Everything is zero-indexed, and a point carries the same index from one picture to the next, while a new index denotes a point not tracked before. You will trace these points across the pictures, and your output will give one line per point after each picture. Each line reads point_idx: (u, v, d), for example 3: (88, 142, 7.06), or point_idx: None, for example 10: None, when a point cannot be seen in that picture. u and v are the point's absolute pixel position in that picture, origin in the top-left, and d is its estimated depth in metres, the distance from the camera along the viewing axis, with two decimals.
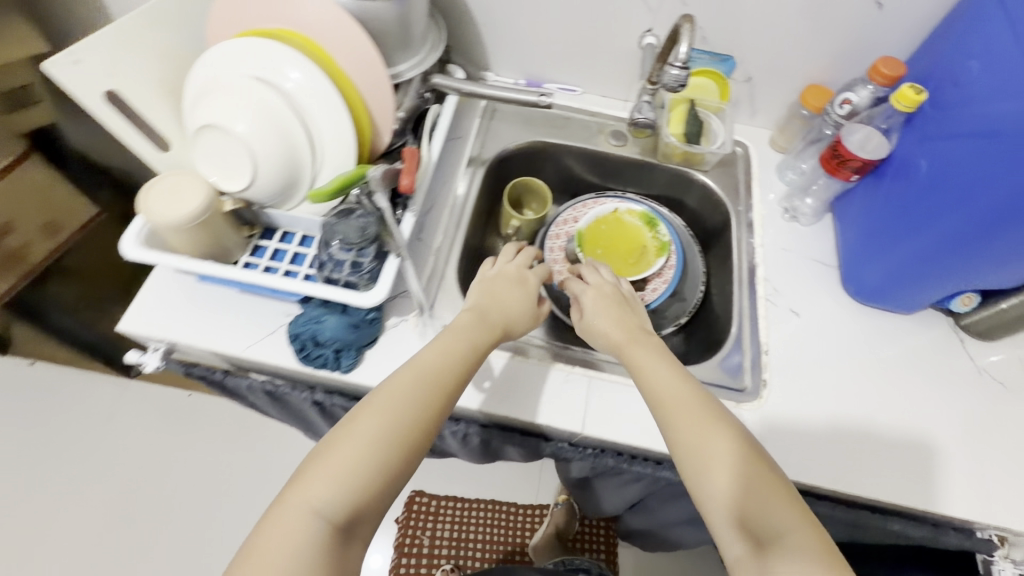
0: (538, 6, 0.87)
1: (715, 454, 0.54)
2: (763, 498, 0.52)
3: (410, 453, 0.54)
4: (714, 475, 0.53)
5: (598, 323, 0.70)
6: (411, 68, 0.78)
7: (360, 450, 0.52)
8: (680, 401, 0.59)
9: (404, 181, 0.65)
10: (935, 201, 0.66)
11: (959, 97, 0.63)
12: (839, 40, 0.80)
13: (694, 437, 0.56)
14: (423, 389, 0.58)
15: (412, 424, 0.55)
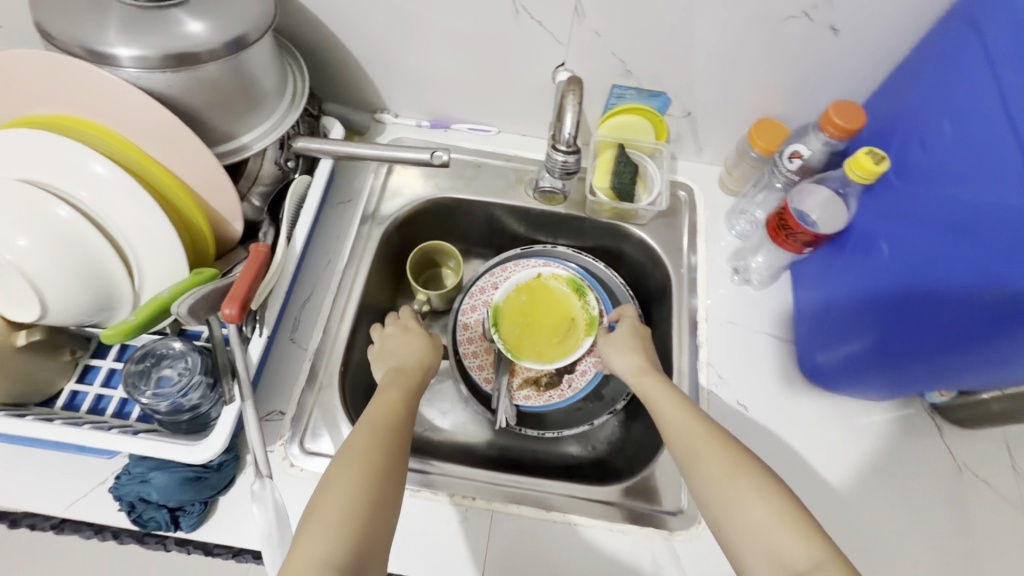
0: (427, 40, 0.71)
1: (736, 476, 0.49)
2: (786, 503, 0.46)
3: (385, 487, 0.47)
4: (741, 499, 0.47)
5: (615, 358, 0.68)
6: (260, 138, 0.63)
7: (343, 497, 0.45)
8: (682, 433, 0.54)
9: (225, 310, 0.50)
10: (899, 285, 0.54)
11: (925, 165, 0.52)
12: (789, 72, 0.66)
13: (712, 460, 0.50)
14: (383, 431, 0.52)
15: (384, 461, 0.49)
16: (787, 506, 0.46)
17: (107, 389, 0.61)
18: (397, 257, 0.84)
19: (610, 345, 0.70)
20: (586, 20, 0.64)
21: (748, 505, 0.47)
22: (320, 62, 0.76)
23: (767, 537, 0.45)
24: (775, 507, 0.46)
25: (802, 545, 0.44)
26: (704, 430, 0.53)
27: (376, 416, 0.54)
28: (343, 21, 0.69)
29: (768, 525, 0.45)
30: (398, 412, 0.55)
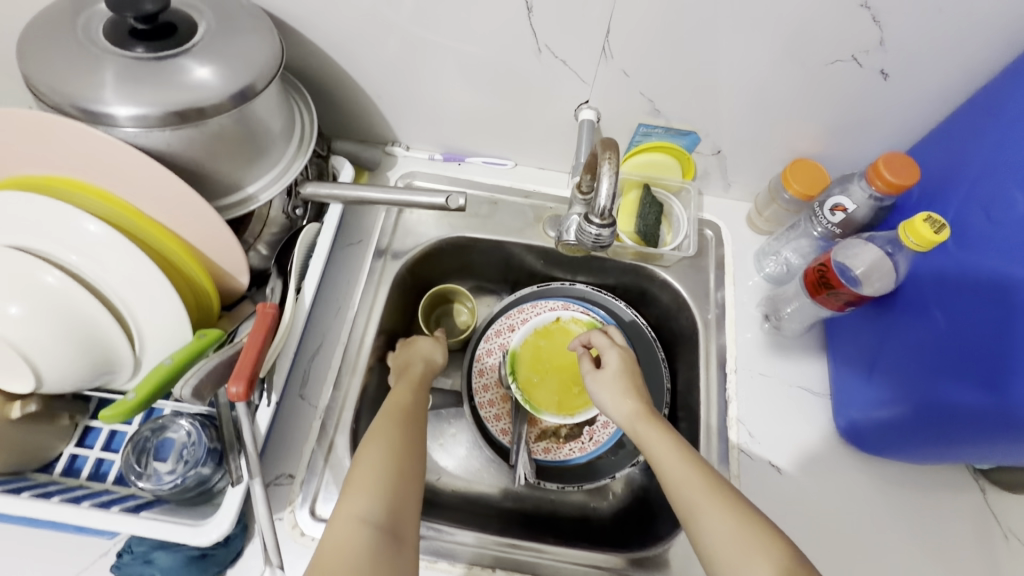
0: (442, 75, 0.67)
1: (731, 529, 0.45)
2: (786, 554, 0.43)
3: (410, 461, 0.51)
4: (739, 549, 0.44)
5: (610, 400, 0.60)
6: (266, 189, 0.59)
7: (379, 465, 0.49)
8: (673, 474, 0.50)
9: (231, 389, 0.47)
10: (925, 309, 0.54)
11: (987, 236, 0.49)
12: (830, 114, 0.62)
13: (701, 503, 0.47)
14: (405, 415, 0.55)
15: (409, 440, 0.53)
16: (786, 556, 0.43)
17: (109, 453, 0.58)
18: (410, 297, 0.80)
19: (600, 379, 0.62)
20: (613, 59, 0.60)
21: (744, 561, 0.43)
22: (328, 96, 0.72)
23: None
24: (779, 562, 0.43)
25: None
26: (693, 468, 0.50)
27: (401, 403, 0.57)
28: (355, 56, 0.66)
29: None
30: (414, 396, 0.59)
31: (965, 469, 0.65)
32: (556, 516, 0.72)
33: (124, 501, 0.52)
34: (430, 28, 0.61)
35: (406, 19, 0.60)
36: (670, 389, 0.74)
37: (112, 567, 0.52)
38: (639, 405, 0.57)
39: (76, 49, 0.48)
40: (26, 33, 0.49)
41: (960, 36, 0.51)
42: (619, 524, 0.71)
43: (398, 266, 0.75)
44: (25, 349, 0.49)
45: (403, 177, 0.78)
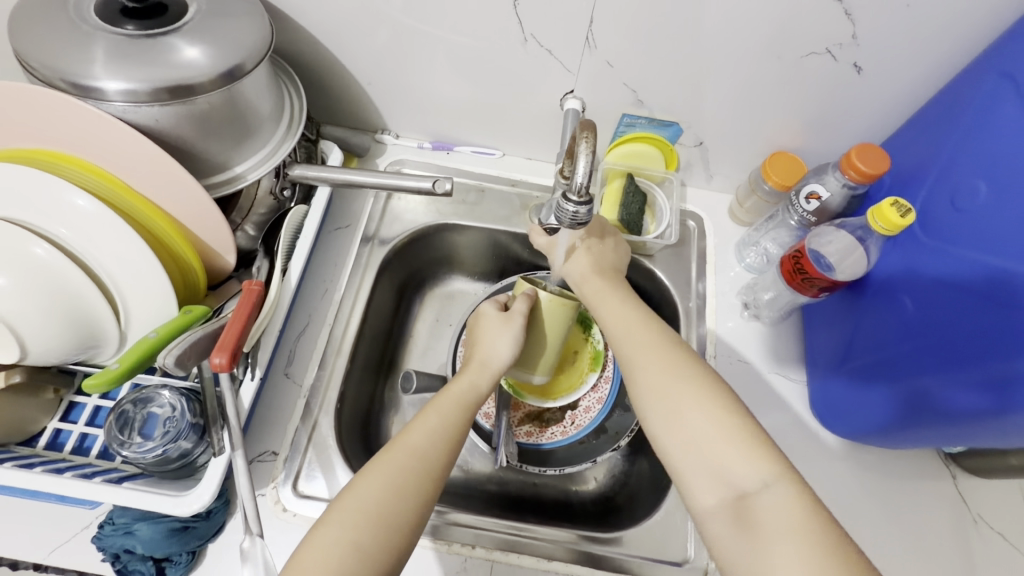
0: (431, 65, 0.68)
1: (686, 398, 0.49)
2: (737, 416, 0.48)
3: (381, 547, 0.45)
4: (690, 414, 0.49)
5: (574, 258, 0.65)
6: (255, 168, 0.60)
7: (340, 540, 0.44)
8: (635, 349, 0.55)
9: (214, 360, 0.47)
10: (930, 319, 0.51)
11: (957, 225, 0.50)
12: (808, 106, 0.63)
13: (658, 374, 0.52)
14: (404, 472, 0.49)
15: (392, 511, 0.46)
16: (737, 420, 0.48)
17: (93, 428, 0.58)
18: (397, 283, 0.81)
19: (574, 254, 0.64)
20: (597, 50, 0.62)
21: (692, 424, 0.48)
22: (319, 83, 0.73)
23: (713, 455, 0.46)
24: (730, 425, 0.47)
25: (713, 425, 0.47)
26: (655, 351, 0.54)
27: (411, 450, 0.50)
28: (345, 43, 0.67)
29: (716, 438, 0.47)
30: (428, 447, 0.51)
31: (935, 454, 0.66)
32: (538, 500, 0.73)
33: (106, 474, 0.53)
34: (419, 17, 0.62)
35: (396, 7, 0.61)
36: None
37: (93, 538, 0.53)
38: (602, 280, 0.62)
39: (66, 25, 0.48)
40: (17, 8, 0.49)
41: (930, 32, 0.53)
42: (600, 507, 0.72)
43: (386, 252, 0.76)
44: (10, 322, 0.49)
45: (392, 164, 0.79)
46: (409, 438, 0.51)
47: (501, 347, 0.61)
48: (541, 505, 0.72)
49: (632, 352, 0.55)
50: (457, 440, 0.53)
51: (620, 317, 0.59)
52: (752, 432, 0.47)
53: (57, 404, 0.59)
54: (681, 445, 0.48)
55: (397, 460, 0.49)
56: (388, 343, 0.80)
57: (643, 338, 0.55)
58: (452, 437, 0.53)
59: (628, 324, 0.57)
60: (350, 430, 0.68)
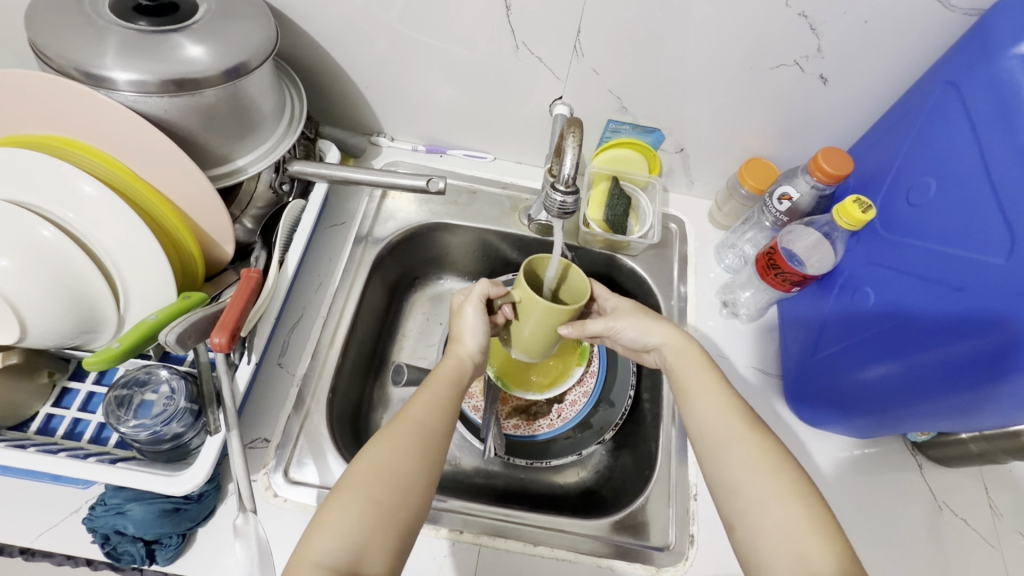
0: (425, 72, 0.72)
1: (776, 484, 0.49)
2: (816, 506, 0.48)
3: (397, 507, 0.47)
4: (776, 504, 0.48)
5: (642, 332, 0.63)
6: (255, 162, 0.62)
7: (352, 506, 0.46)
8: (720, 427, 0.54)
9: (214, 339, 0.50)
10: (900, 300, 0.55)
11: (913, 218, 0.55)
12: (780, 116, 0.68)
13: (742, 456, 0.51)
14: (407, 437, 0.51)
15: (404, 472, 0.49)
16: None
17: (86, 413, 0.59)
18: (390, 281, 0.83)
19: (626, 317, 0.64)
20: (584, 58, 0.66)
21: (777, 507, 0.48)
22: (317, 85, 0.76)
23: (796, 540, 0.46)
24: (811, 513, 0.47)
25: (800, 511, 0.47)
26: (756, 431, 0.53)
27: (411, 421, 0.52)
28: (345, 48, 0.70)
29: (802, 530, 0.46)
30: (429, 417, 0.53)
31: (903, 444, 0.70)
32: (525, 493, 0.74)
33: (100, 455, 0.54)
34: (415, 27, 0.66)
35: (393, 18, 0.65)
36: (637, 370, 0.81)
37: (84, 520, 0.53)
38: (699, 358, 0.59)
39: (81, 19, 0.51)
40: (36, 3, 0.52)
41: (887, 49, 0.58)
42: (585, 498, 0.73)
43: (379, 251, 0.78)
44: (12, 301, 0.50)
45: (387, 165, 0.82)
46: (407, 409, 0.53)
47: (478, 328, 0.60)
48: (528, 497, 0.73)
49: (715, 428, 0.54)
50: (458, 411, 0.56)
51: (704, 386, 0.57)
52: (832, 527, 0.46)
53: (50, 388, 0.59)
54: (761, 530, 0.48)
55: (398, 426, 0.51)
56: (379, 339, 0.82)
57: (730, 418, 0.54)
58: (451, 407, 0.55)
59: (717, 399, 0.56)
60: (341, 421, 0.69)
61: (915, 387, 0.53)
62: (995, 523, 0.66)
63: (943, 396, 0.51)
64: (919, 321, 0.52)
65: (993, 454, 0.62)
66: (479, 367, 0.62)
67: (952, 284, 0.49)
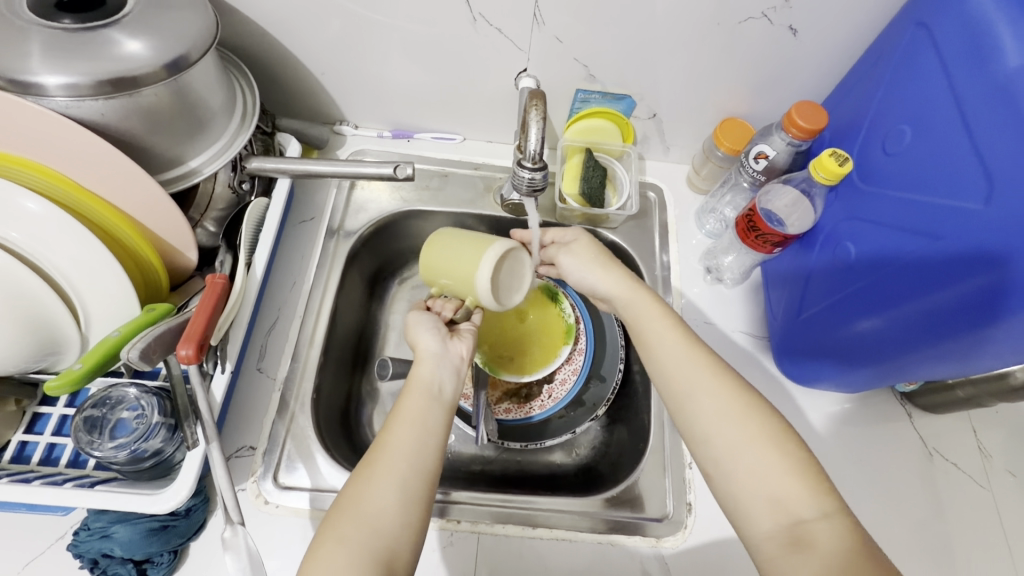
0: (382, 52, 0.68)
1: (755, 432, 0.49)
2: (795, 450, 0.48)
3: (383, 545, 0.45)
4: (752, 449, 0.48)
5: (589, 273, 0.64)
6: (209, 163, 0.59)
7: (333, 548, 0.44)
8: (688, 374, 0.53)
9: (181, 351, 0.48)
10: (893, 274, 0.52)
11: (890, 168, 0.54)
12: (753, 73, 0.66)
13: (712, 407, 0.51)
14: (390, 475, 0.48)
15: (384, 511, 0.46)
16: (795, 456, 0.47)
17: (61, 437, 0.57)
18: (367, 274, 0.81)
19: (578, 260, 0.65)
20: (546, 26, 0.63)
21: (753, 455, 0.48)
22: (271, 75, 0.73)
23: (777, 487, 0.46)
24: (789, 459, 0.47)
25: (781, 458, 0.47)
26: (711, 377, 0.52)
27: (394, 452, 0.50)
28: (295, 33, 0.66)
29: (778, 475, 0.46)
30: (411, 446, 0.50)
31: (892, 395, 0.70)
32: (522, 475, 0.74)
33: (79, 480, 0.52)
34: (367, 5, 0.62)
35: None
36: (625, 343, 0.80)
37: (69, 545, 0.52)
38: (662, 311, 0.58)
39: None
40: None
41: None
42: (582, 476, 0.73)
43: (352, 244, 0.76)
44: None
45: (353, 155, 0.79)
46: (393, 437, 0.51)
47: (427, 329, 0.59)
48: (525, 479, 0.73)
49: (682, 379, 0.53)
50: (434, 432, 0.52)
51: (667, 334, 0.56)
52: (810, 467, 0.47)
53: (21, 415, 0.57)
54: (742, 481, 0.47)
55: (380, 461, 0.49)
56: (361, 335, 0.80)
57: (697, 364, 0.53)
58: (429, 429, 0.52)
59: (680, 350, 0.55)
60: (328, 421, 0.68)
61: (900, 339, 0.53)
62: (984, 464, 0.67)
63: (931, 344, 0.50)
64: (902, 275, 0.51)
65: (980, 398, 0.62)
66: (440, 369, 0.57)
67: (931, 233, 0.48)
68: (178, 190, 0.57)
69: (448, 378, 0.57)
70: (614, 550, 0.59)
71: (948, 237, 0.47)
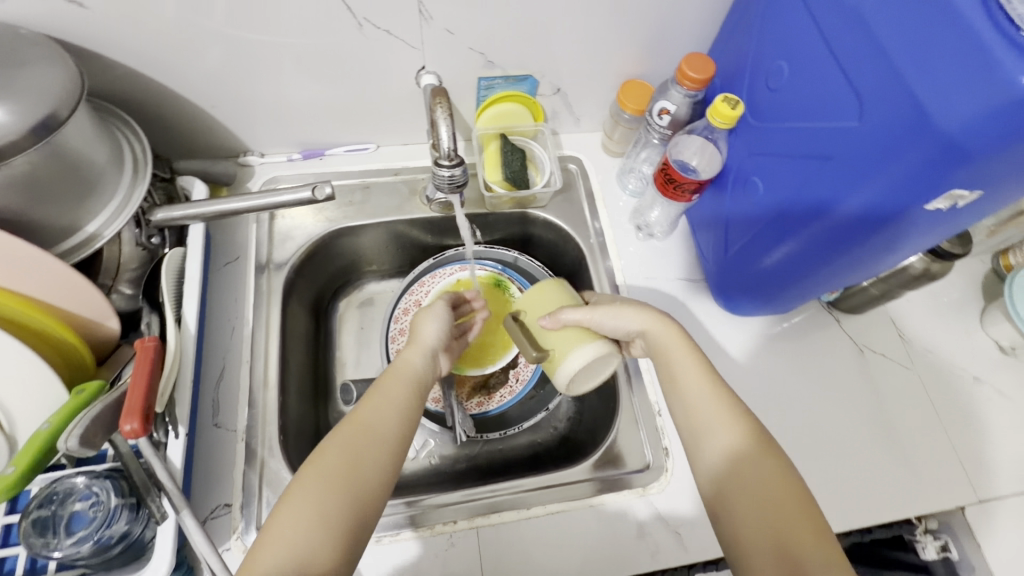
0: (272, 73, 0.65)
1: (763, 475, 0.50)
2: (801, 497, 0.49)
3: (356, 513, 0.46)
4: (760, 493, 0.49)
5: (622, 320, 0.60)
6: (110, 223, 0.55)
7: (306, 512, 0.45)
8: (704, 414, 0.54)
9: (125, 427, 0.45)
10: (792, 172, 0.56)
11: (775, 102, 0.58)
12: (641, 34, 0.69)
13: (726, 450, 0.52)
14: (360, 443, 0.49)
15: (361, 479, 0.48)
16: (801, 502, 0.49)
17: (9, 548, 0.52)
18: (309, 302, 0.79)
19: (609, 307, 0.61)
20: (434, 20, 0.62)
21: (762, 498, 0.49)
22: (157, 117, 0.68)
23: (779, 529, 0.47)
24: (795, 504, 0.48)
25: (786, 504, 0.48)
26: (725, 415, 0.54)
27: (365, 424, 0.51)
28: (170, 68, 0.62)
29: (782, 519, 0.48)
30: (385, 417, 0.52)
31: (820, 306, 0.76)
32: (508, 462, 0.76)
33: None
34: (242, 27, 0.60)
35: (218, 25, 0.59)
36: None
37: None
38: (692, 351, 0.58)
39: None
40: None
41: None
42: (564, 447, 0.76)
43: (286, 276, 0.73)
44: None
45: (265, 184, 0.76)
46: (366, 410, 0.52)
47: (438, 324, 0.62)
48: (511, 465, 0.75)
49: (702, 417, 0.55)
50: (413, 421, 0.54)
51: (690, 370, 0.57)
52: (813, 514, 0.48)
53: None
54: (745, 518, 0.49)
55: (351, 434, 0.50)
56: (317, 364, 0.78)
57: (718, 402, 0.55)
58: (407, 412, 0.54)
59: (706, 397, 0.55)
60: (302, 459, 0.66)
61: (820, 252, 0.56)
62: (905, 348, 0.75)
63: (844, 252, 0.54)
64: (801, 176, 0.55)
65: (891, 291, 0.70)
66: (429, 363, 0.59)
67: (823, 154, 0.52)
68: (82, 257, 0.54)
69: (431, 364, 0.59)
70: (606, 508, 0.62)
71: (834, 152, 0.51)
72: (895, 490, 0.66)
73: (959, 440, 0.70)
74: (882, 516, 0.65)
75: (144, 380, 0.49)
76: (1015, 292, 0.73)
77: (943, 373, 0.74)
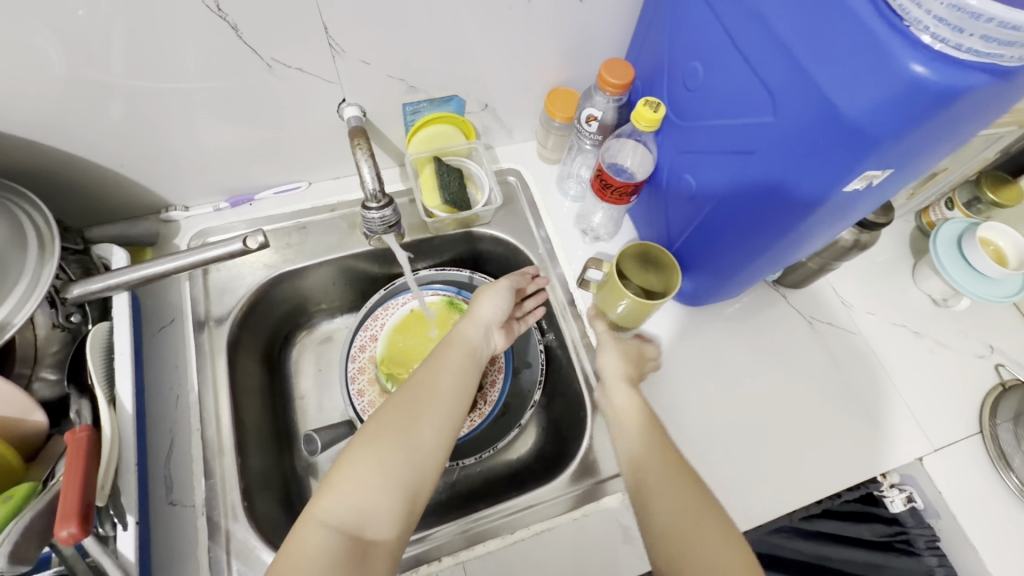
0: (181, 123, 0.62)
1: (677, 487, 0.55)
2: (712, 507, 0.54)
3: (418, 476, 0.51)
4: (676, 503, 0.54)
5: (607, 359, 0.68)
6: (19, 308, 0.50)
7: (367, 471, 0.50)
8: (629, 436, 0.60)
9: (61, 533, 0.42)
10: (707, 162, 0.59)
11: (694, 101, 0.60)
12: (559, 44, 0.69)
13: (646, 467, 0.57)
14: (422, 405, 0.55)
15: (423, 440, 0.53)
16: (711, 510, 0.54)
17: None
18: (259, 353, 0.75)
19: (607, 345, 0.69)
20: (346, 53, 0.61)
21: (680, 510, 0.54)
22: (60, 183, 0.63)
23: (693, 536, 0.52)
24: (707, 511, 0.54)
25: (697, 514, 0.53)
26: (647, 437, 0.60)
27: (430, 388, 0.56)
28: (64, 132, 0.58)
29: (694, 525, 0.52)
30: (444, 383, 0.57)
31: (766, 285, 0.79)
32: (487, 485, 0.74)
33: None
34: (136, 79, 0.56)
35: (110, 82, 0.55)
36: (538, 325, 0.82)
37: None
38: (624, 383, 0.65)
39: None
40: None
41: None
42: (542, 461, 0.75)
43: (229, 332, 0.70)
44: None
45: (195, 239, 0.73)
46: (428, 374, 0.58)
47: (497, 302, 0.67)
48: (491, 488, 0.74)
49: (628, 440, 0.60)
50: (469, 383, 0.59)
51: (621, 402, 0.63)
52: (722, 522, 0.53)
53: None
54: (665, 529, 0.53)
55: (415, 397, 0.55)
56: (277, 417, 0.75)
57: (643, 429, 0.60)
58: (462, 379, 0.59)
59: (633, 421, 0.61)
60: (272, 521, 0.63)
61: (742, 239, 0.59)
62: (850, 314, 0.78)
63: (765, 240, 0.57)
64: (716, 166, 0.58)
65: (828, 264, 0.72)
66: (483, 336, 0.65)
67: (746, 149, 0.53)
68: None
69: (485, 339, 0.65)
70: (590, 519, 0.62)
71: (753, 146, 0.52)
72: (858, 453, 0.69)
73: (908, 394, 0.73)
74: (849, 478, 0.68)
75: (77, 476, 0.45)
76: (939, 247, 0.77)
77: (886, 332, 0.78)
